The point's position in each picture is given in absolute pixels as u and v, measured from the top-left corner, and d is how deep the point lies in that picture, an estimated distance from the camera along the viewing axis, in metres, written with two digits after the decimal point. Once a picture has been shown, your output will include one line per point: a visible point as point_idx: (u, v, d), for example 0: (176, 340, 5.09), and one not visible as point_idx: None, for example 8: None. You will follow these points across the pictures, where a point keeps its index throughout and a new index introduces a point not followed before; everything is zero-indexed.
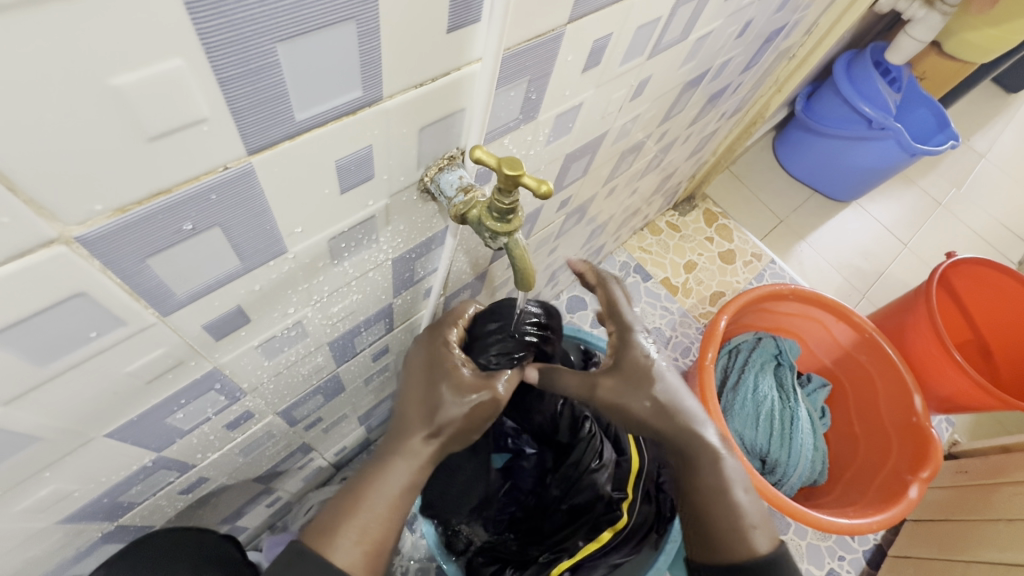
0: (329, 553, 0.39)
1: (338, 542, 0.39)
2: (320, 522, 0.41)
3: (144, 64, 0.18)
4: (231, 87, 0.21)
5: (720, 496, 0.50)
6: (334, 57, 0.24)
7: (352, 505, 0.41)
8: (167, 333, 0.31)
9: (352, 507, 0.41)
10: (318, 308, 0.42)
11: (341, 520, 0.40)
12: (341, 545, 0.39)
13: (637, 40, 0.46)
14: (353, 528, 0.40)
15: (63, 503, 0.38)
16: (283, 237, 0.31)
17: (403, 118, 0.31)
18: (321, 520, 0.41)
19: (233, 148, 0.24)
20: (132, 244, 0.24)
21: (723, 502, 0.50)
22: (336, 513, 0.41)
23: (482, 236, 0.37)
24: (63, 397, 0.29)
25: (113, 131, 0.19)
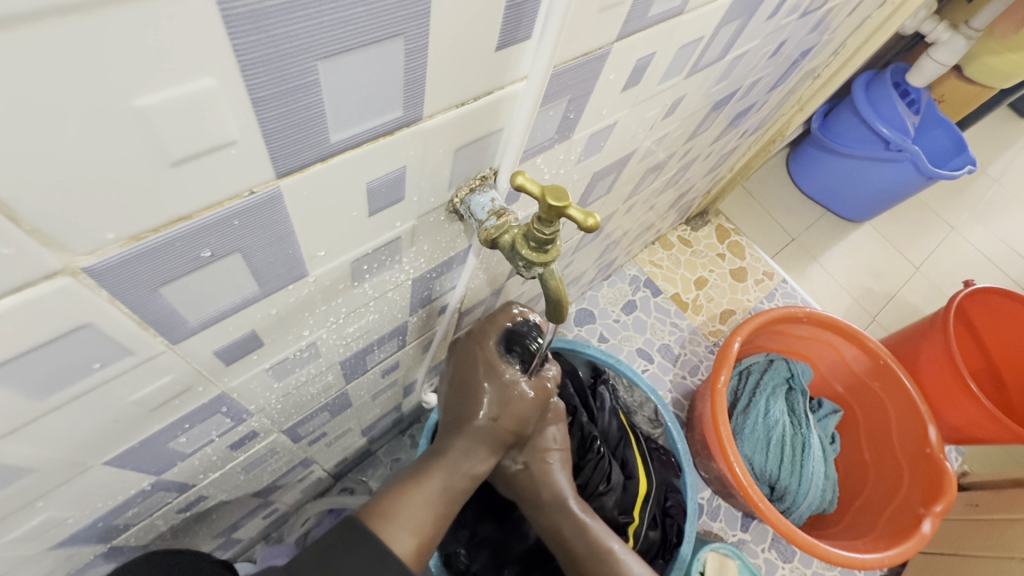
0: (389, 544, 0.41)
1: (396, 537, 0.41)
2: (374, 506, 0.43)
3: (173, 84, 0.16)
4: (265, 107, 0.19)
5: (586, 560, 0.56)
6: (375, 77, 0.21)
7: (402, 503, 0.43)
8: (176, 360, 0.28)
9: (406, 510, 0.43)
10: (333, 329, 0.40)
11: (398, 509, 0.43)
12: (399, 541, 0.42)
13: (679, 59, 0.44)
14: (407, 524, 0.42)
15: (56, 530, 0.35)
16: (305, 261, 0.29)
17: (441, 138, 0.28)
18: (375, 506, 0.43)
19: (262, 172, 0.21)
20: (146, 273, 0.21)
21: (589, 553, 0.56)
22: (391, 504, 0.43)
23: (514, 263, 0.34)
24: (63, 428, 0.27)
25: (130, 155, 0.17)
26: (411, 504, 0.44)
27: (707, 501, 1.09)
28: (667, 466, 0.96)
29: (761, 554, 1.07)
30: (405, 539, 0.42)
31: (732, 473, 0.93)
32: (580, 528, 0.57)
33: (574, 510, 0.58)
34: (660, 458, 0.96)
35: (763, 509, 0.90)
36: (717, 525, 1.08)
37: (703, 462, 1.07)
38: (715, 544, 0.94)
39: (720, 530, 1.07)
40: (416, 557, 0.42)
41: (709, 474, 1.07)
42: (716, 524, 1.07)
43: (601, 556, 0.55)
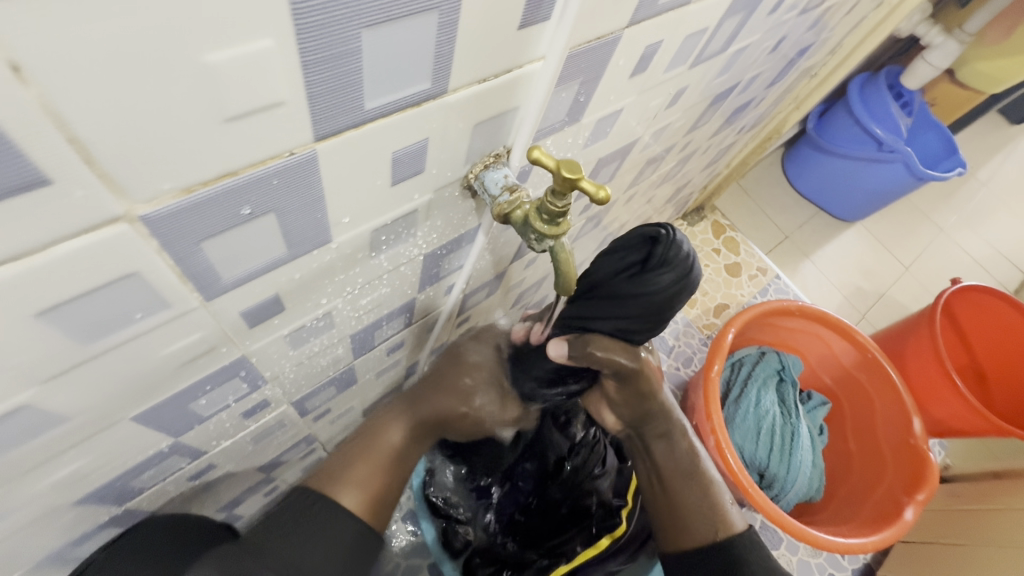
0: (341, 500, 0.44)
1: (345, 491, 0.45)
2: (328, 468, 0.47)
3: (237, 43, 0.18)
4: (312, 71, 0.21)
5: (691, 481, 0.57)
6: (410, 48, 0.23)
7: (358, 461, 0.47)
8: (206, 318, 0.30)
9: (362, 474, 0.46)
10: (348, 300, 0.42)
11: (349, 467, 0.46)
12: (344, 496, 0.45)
13: (684, 48, 0.46)
14: (359, 484, 0.46)
15: (81, 484, 0.37)
16: (330, 227, 0.31)
17: (462, 112, 0.30)
18: (332, 463, 0.47)
19: (302, 134, 0.23)
20: (191, 226, 0.23)
21: (695, 479, 0.57)
22: (347, 465, 0.47)
23: (527, 237, 0.36)
24: (100, 377, 0.28)
25: (193, 108, 0.19)
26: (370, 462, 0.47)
27: None
28: None
29: None
30: (352, 495, 0.45)
31: (723, 459, 0.96)
32: (688, 449, 0.58)
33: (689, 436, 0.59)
34: None
35: (752, 494, 0.92)
36: None
37: None
38: None
39: None
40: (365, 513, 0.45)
41: None
42: None
43: (701, 480, 0.57)
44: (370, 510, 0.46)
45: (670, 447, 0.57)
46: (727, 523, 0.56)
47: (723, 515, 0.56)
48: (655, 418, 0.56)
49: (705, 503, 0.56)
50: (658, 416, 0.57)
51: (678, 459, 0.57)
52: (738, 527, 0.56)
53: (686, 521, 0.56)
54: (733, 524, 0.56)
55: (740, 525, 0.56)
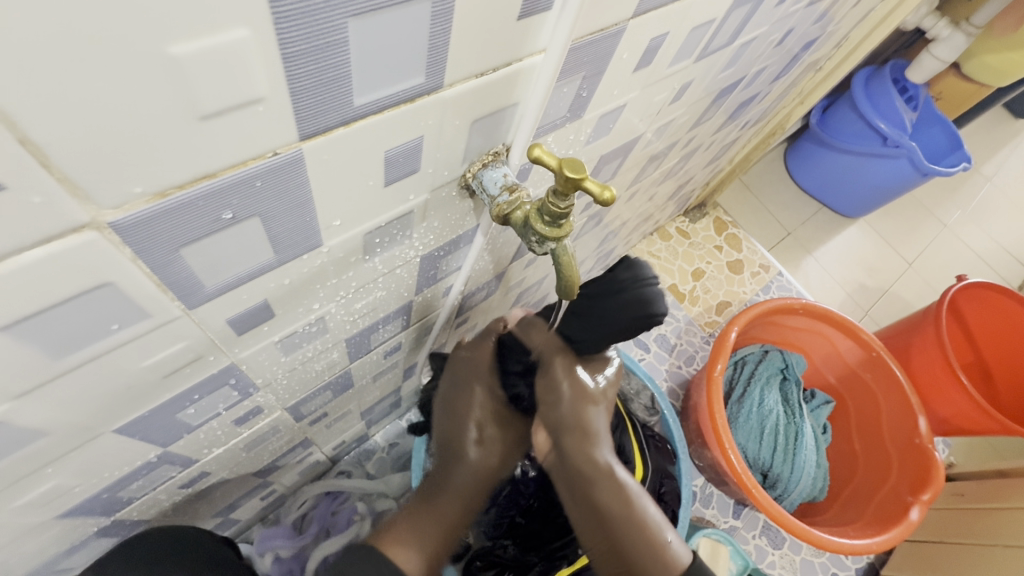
0: (397, 561, 0.44)
1: (402, 554, 0.45)
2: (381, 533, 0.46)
3: (207, 33, 0.16)
4: (294, 64, 0.19)
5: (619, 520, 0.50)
6: (401, 39, 0.21)
7: (406, 527, 0.47)
8: (190, 327, 0.28)
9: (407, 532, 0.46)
10: (342, 304, 0.40)
11: (401, 533, 0.46)
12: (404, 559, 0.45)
13: (690, 41, 0.44)
14: (412, 545, 0.46)
15: (64, 498, 0.35)
16: (320, 230, 0.29)
17: (459, 108, 0.28)
18: (382, 534, 0.46)
19: (286, 133, 0.21)
20: (167, 232, 0.21)
21: (625, 515, 0.50)
22: (394, 530, 0.47)
23: (527, 239, 0.34)
24: (77, 391, 0.27)
25: (162, 105, 0.17)
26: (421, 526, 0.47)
27: (701, 488, 1.11)
28: (663, 453, 0.94)
29: (752, 540, 1.09)
30: (410, 556, 0.45)
31: (726, 460, 0.94)
32: (616, 482, 0.51)
33: (616, 467, 0.52)
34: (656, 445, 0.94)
35: (757, 496, 0.91)
36: (709, 512, 1.09)
37: (697, 450, 1.08)
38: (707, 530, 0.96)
39: (712, 517, 1.09)
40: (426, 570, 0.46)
41: (703, 462, 1.08)
42: (709, 510, 1.09)
43: (635, 515, 0.50)
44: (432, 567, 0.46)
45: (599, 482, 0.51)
46: (669, 562, 0.49)
47: (664, 555, 0.49)
48: (572, 432, 0.52)
49: (642, 546, 0.49)
50: (574, 434, 0.52)
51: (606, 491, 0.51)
52: (684, 561, 0.50)
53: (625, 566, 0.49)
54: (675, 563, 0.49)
55: (686, 560, 0.50)
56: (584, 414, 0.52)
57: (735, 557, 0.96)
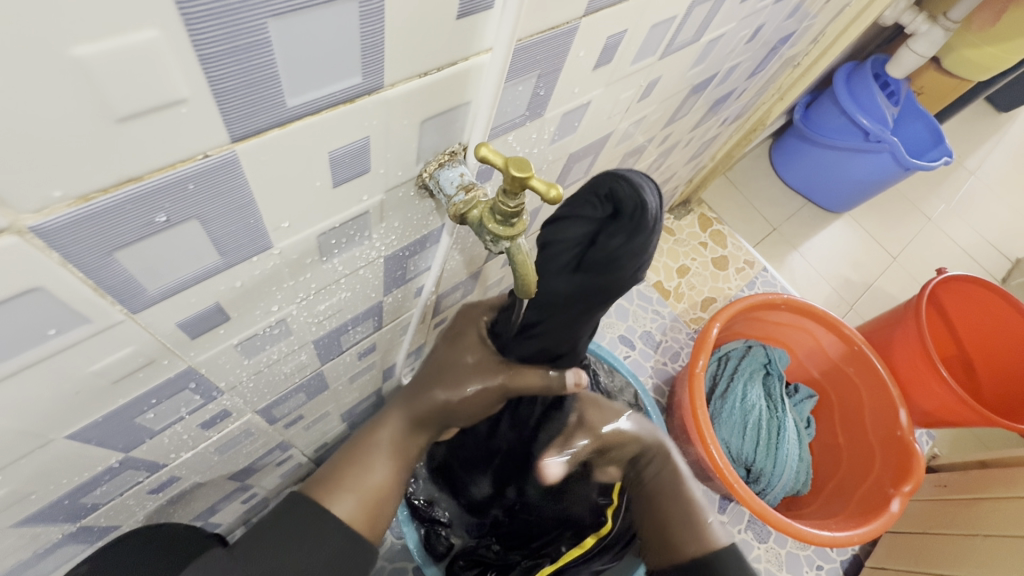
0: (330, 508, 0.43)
1: (337, 500, 0.43)
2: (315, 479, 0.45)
3: (115, 34, 0.16)
4: (215, 66, 0.19)
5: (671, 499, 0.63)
6: (329, 38, 0.21)
7: (348, 471, 0.45)
8: (137, 331, 0.28)
9: (348, 480, 0.44)
10: (304, 306, 0.40)
11: (339, 478, 0.44)
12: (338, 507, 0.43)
13: (651, 38, 0.44)
14: (351, 490, 0.44)
15: (20, 505, 0.35)
16: (268, 232, 0.29)
17: (405, 108, 0.28)
18: (323, 476, 0.45)
19: (215, 135, 0.21)
20: (96, 236, 0.21)
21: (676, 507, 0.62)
22: (336, 473, 0.45)
23: (483, 238, 0.34)
24: (19, 397, 0.26)
25: (74, 107, 0.17)
26: (362, 471, 0.45)
27: None
28: None
29: (738, 534, 1.10)
30: (346, 504, 0.43)
31: (708, 455, 0.95)
32: (673, 471, 0.65)
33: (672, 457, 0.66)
34: None
35: (738, 490, 0.91)
36: None
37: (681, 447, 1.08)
38: None
39: None
40: (362, 520, 0.44)
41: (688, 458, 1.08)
42: None
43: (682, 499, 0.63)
44: (370, 516, 0.44)
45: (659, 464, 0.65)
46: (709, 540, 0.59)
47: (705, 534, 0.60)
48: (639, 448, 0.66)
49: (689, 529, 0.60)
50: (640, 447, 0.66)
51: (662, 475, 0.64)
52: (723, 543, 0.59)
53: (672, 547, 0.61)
54: (716, 540, 0.59)
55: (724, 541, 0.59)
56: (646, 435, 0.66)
57: None
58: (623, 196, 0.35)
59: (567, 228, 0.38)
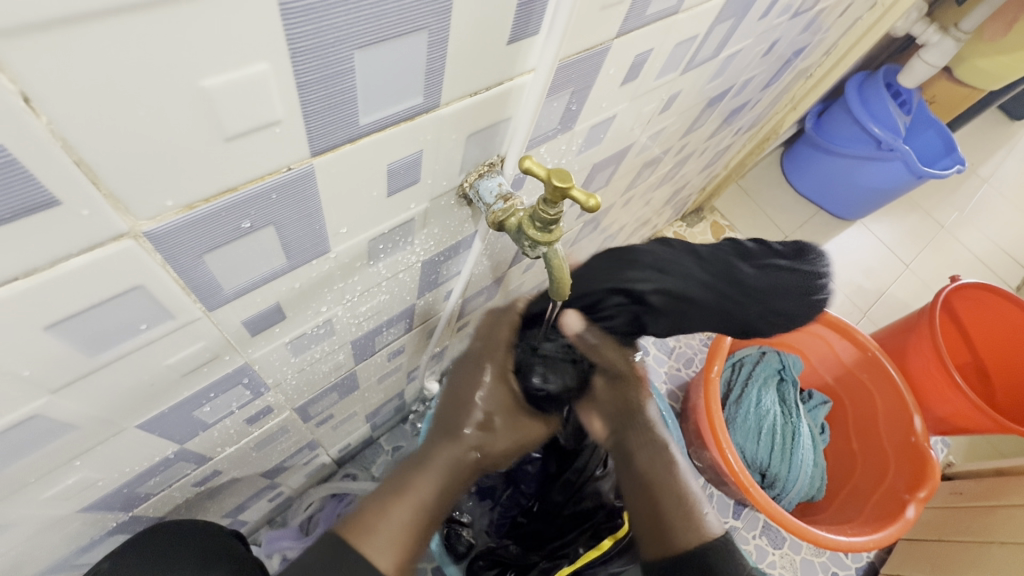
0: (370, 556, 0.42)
1: (375, 549, 0.42)
2: (357, 518, 0.44)
3: (233, 67, 0.19)
4: (307, 91, 0.21)
5: (669, 486, 0.56)
6: (400, 65, 0.24)
7: (385, 515, 0.44)
8: (208, 328, 0.31)
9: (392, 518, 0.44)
10: (348, 307, 0.42)
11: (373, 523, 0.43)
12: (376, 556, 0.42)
13: (675, 55, 0.47)
14: (390, 541, 0.43)
15: (88, 491, 0.38)
16: (328, 237, 0.32)
17: (455, 124, 0.31)
18: (355, 516, 0.44)
19: (298, 150, 0.24)
20: (194, 240, 0.24)
21: (672, 488, 0.56)
22: (369, 516, 0.44)
23: (520, 243, 0.36)
24: (105, 386, 0.29)
25: (195, 129, 0.20)
26: (387, 530, 0.43)
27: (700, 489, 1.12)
28: None
29: (752, 540, 1.10)
30: (388, 555, 0.42)
31: (724, 459, 0.96)
32: (669, 458, 0.58)
33: (663, 440, 0.59)
34: None
35: (754, 494, 0.92)
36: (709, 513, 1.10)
37: (696, 451, 1.09)
38: None
39: None
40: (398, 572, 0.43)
41: (702, 463, 1.09)
42: None
43: (679, 490, 0.56)
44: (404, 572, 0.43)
45: (650, 454, 0.58)
46: (704, 529, 0.54)
47: (699, 522, 0.54)
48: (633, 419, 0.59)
49: (681, 511, 0.55)
50: (639, 424, 0.59)
51: (650, 465, 0.58)
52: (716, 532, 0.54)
53: (667, 537, 0.53)
54: (709, 530, 0.54)
55: (718, 530, 0.54)
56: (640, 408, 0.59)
57: None
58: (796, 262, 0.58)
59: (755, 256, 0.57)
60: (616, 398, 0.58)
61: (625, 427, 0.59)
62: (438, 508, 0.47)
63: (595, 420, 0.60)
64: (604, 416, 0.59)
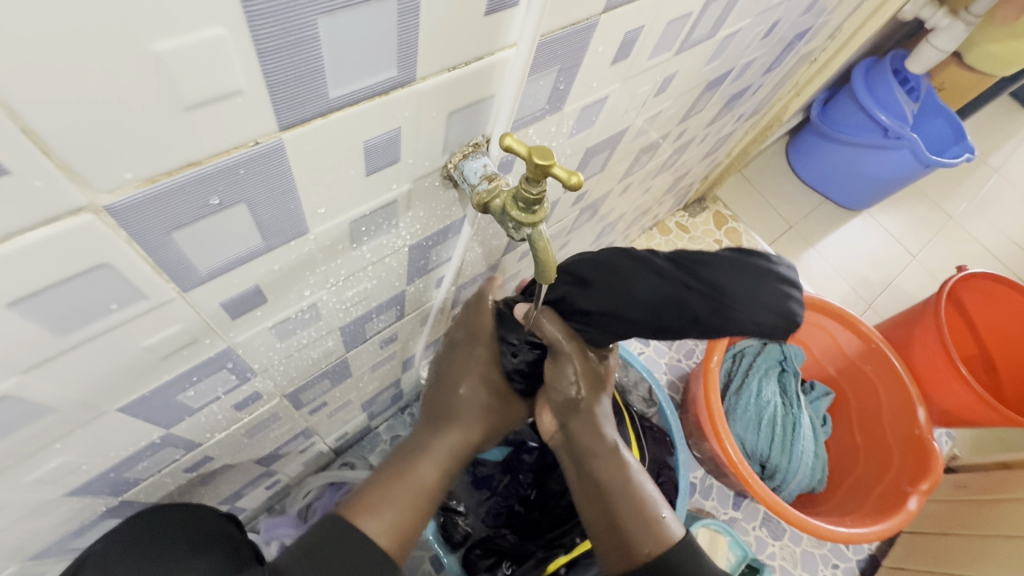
0: (365, 526, 0.44)
1: (370, 520, 0.45)
2: (359, 501, 0.46)
3: (186, 32, 0.18)
4: (270, 60, 0.21)
5: (620, 490, 0.56)
6: (369, 33, 0.23)
7: (383, 493, 0.47)
8: (185, 310, 0.30)
9: (393, 498, 0.47)
10: (333, 292, 0.42)
11: (372, 501, 0.46)
12: (372, 527, 0.45)
13: (668, 34, 0.45)
14: (382, 512, 0.45)
15: (72, 475, 0.38)
16: (306, 218, 0.31)
17: (434, 100, 0.30)
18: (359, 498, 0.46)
19: (265, 123, 0.23)
20: (160, 216, 0.23)
21: (624, 492, 0.55)
22: (373, 494, 0.47)
23: (505, 226, 0.36)
24: (80, 368, 0.29)
25: (150, 97, 0.19)
26: (397, 493, 0.48)
27: (700, 480, 1.11)
28: (659, 444, 0.94)
29: (751, 531, 1.10)
30: (377, 525, 0.45)
31: (723, 450, 0.95)
32: (620, 458, 0.57)
33: (614, 437, 0.58)
34: (653, 436, 0.93)
35: (753, 485, 0.91)
36: (709, 503, 1.10)
37: (696, 442, 1.09)
38: (706, 520, 0.94)
39: (712, 508, 1.09)
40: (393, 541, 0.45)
41: (702, 454, 1.08)
42: (708, 502, 1.10)
43: (628, 489, 0.56)
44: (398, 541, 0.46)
45: (602, 462, 0.57)
46: (660, 533, 0.54)
47: (653, 525, 0.54)
48: (579, 416, 0.57)
49: (634, 515, 0.55)
50: (583, 418, 0.57)
51: (608, 474, 0.56)
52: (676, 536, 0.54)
53: (620, 541, 0.54)
54: (664, 534, 0.54)
55: (678, 535, 0.54)
56: (590, 399, 0.56)
57: (734, 546, 0.94)
58: (791, 277, 0.44)
59: (731, 273, 0.44)
60: (562, 388, 0.55)
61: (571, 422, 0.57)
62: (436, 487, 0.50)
63: (545, 411, 0.59)
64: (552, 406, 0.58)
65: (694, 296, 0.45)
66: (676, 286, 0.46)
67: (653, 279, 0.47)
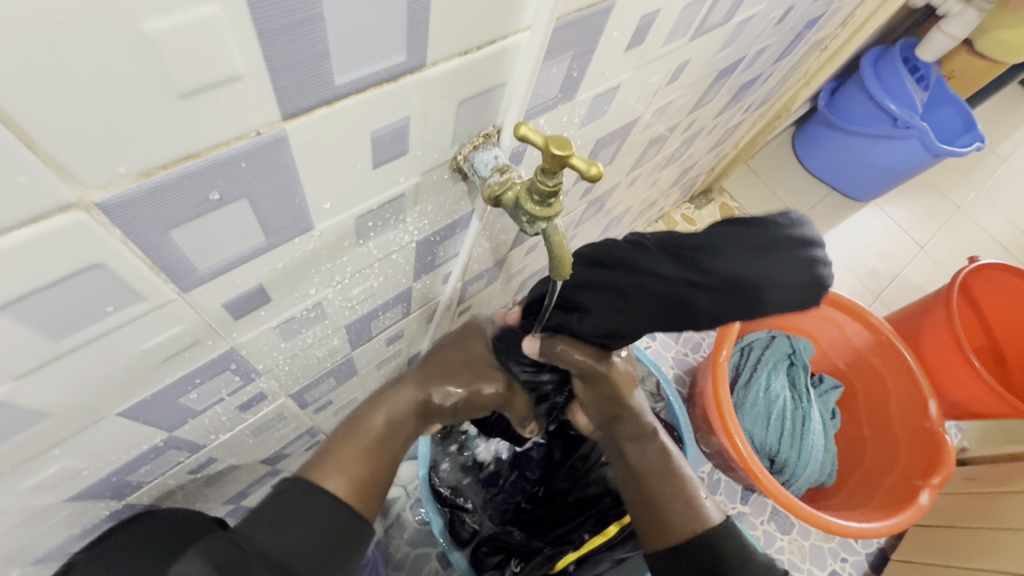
0: (324, 481, 0.46)
1: (329, 476, 0.46)
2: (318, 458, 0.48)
3: (179, 8, 0.16)
4: (271, 42, 0.19)
5: (663, 476, 0.57)
6: (376, 13, 0.21)
7: (341, 450, 0.48)
8: (185, 311, 0.29)
9: (346, 456, 0.48)
10: (339, 289, 0.40)
11: (332, 455, 0.48)
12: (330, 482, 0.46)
13: (683, 19, 0.44)
14: (341, 468, 0.47)
15: (72, 480, 0.37)
16: (310, 214, 0.30)
17: (444, 88, 0.29)
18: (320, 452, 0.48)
19: (268, 113, 0.22)
20: (157, 212, 0.22)
21: (666, 477, 0.57)
22: (331, 450, 0.48)
23: (518, 220, 0.34)
24: (76, 372, 0.27)
25: (142, 83, 0.17)
26: (353, 449, 0.49)
27: (707, 474, 1.10)
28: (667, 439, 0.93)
29: (760, 525, 1.09)
30: (335, 479, 0.46)
31: (732, 445, 0.94)
32: (660, 446, 0.59)
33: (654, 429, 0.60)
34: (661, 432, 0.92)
35: (762, 480, 0.90)
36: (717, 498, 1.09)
37: (704, 437, 1.08)
38: None
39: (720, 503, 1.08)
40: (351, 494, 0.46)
41: (711, 449, 1.07)
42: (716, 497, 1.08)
43: (669, 474, 0.57)
44: (359, 494, 0.47)
45: (642, 447, 0.59)
46: (702, 515, 0.54)
47: (695, 508, 0.55)
48: (621, 413, 0.59)
49: (678, 498, 0.56)
50: (626, 414, 0.59)
51: (649, 462, 0.58)
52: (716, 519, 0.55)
53: (664, 527, 0.55)
54: (707, 517, 0.54)
55: (717, 516, 0.55)
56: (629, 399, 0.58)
57: None
58: (809, 237, 0.39)
59: (731, 255, 0.40)
60: (598, 393, 0.57)
61: (615, 419, 0.59)
62: (392, 437, 0.52)
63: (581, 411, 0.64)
64: (596, 412, 0.60)
65: (703, 292, 0.42)
66: (679, 286, 0.43)
67: (655, 284, 0.45)
